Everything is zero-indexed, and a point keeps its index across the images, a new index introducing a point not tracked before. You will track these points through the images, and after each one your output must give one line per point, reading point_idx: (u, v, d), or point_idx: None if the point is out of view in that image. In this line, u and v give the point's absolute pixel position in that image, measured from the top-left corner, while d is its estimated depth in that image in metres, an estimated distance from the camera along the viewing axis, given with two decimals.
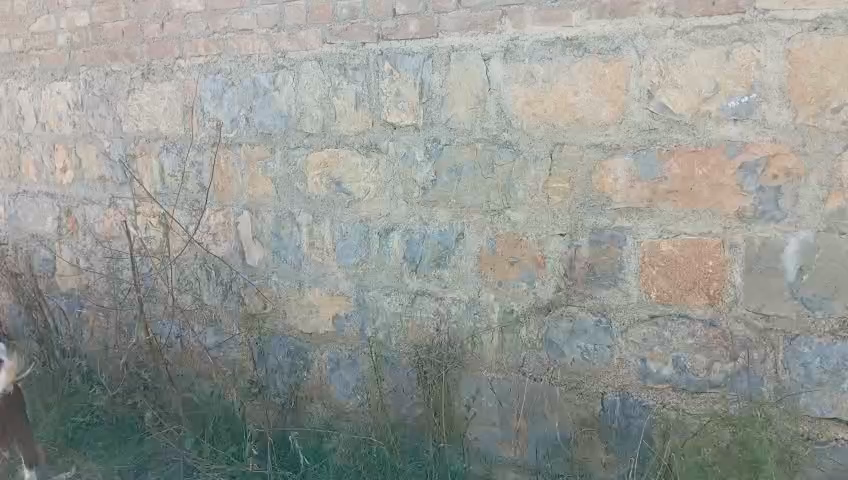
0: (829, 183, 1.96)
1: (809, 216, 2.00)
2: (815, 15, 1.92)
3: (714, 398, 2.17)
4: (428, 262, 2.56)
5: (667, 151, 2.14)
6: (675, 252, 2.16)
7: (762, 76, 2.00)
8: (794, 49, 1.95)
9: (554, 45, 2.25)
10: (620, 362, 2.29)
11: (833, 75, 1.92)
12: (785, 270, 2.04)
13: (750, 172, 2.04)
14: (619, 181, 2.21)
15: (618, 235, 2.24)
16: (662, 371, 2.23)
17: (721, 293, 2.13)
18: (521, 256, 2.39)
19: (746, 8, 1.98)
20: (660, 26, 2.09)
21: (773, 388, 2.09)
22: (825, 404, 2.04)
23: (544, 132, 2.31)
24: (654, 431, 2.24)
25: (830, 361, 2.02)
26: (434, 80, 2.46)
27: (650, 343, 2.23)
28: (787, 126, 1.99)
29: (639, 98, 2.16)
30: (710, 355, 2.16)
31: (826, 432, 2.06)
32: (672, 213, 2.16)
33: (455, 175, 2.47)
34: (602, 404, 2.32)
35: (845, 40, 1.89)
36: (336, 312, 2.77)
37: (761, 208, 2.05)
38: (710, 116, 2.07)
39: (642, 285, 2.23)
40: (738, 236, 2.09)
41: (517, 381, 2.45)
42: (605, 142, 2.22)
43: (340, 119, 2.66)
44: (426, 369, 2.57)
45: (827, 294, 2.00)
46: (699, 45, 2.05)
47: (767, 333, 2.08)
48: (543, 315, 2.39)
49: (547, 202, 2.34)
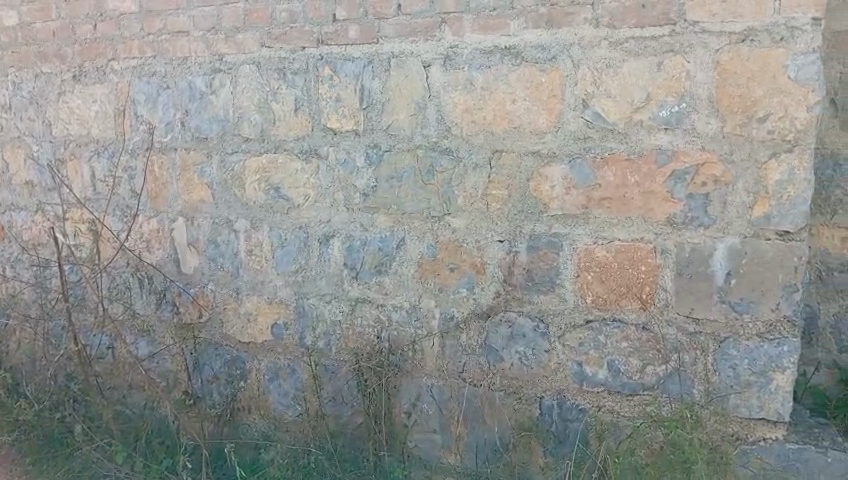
0: (755, 190, 2.04)
1: (736, 222, 2.07)
2: (742, 28, 1.99)
3: (646, 400, 2.22)
4: (369, 269, 2.54)
5: (602, 159, 2.19)
6: (609, 257, 2.21)
7: (692, 86, 2.06)
8: (722, 60, 2.02)
9: (493, 54, 2.28)
10: (557, 367, 2.32)
11: (759, 86, 2.00)
12: (714, 275, 2.11)
13: (680, 180, 2.11)
14: (556, 188, 2.25)
15: (555, 241, 2.28)
16: (597, 375, 2.27)
17: (653, 297, 2.18)
18: (461, 263, 2.40)
19: (677, 20, 2.05)
20: (595, 37, 2.14)
21: (703, 390, 2.16)
22: (753, 405, 2.11)
23: (483, 139, 2.33)
24: (590, 435, 2.28)
25: (757, 362, 2.09)
26: (374, 86, 2.45)
27: (586, 348, 2.27)
28: (716, 136, 2.06)
29: (575, 107, 2.20)
30: (643, 358, 2.21)
31: (755, 432, 2.13)
32: (607, 219, 2.21)
33: (395, 181, 2.47)
34: (540, 408, 2.35)
35: (770, 52, 1.97)
36: (274, 320, 2.72)
37: (691, 215, 2.11)
38: (642, 125, 2.13)
39: (578, 291, 2.27)
40: (669, 241, 2.14)
41: (457, 386, 2.45)
42: (542, 149, 2.26)
43: (279, 124, 2.62)
44: (366, 377, 2.52)
45: (753, 298, 2.08)
46: (632, 56, 2.11)
47: (697, 336, 2.15)
48: (482, 321, 2.41)
49: (486, 209, 2.35)
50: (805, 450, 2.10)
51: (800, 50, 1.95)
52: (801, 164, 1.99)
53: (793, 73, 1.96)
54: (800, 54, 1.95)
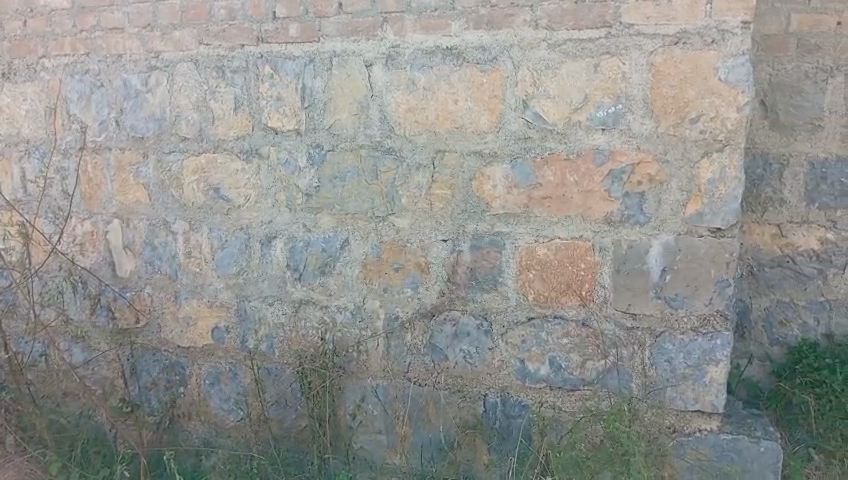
0: (688, 189, 2.10)
1: (670, 220, 2.13)
2: (675, 31, 2.05)
3: (587, 395, 2.26)
4: (312, 271, 2.52)
5: (542, 159, 2.22)
6: (550, 255, 2.25)
7: (628, 88, 2.11)
8: (656, 62, 2.08)
9: (434, 54, 2.29)
10: (501, 364, 2.34)
11: (691, 88, 2.06)
12: (650, 271, 2.16)
13: (617, 180, 2.16)
14: (498, 188, 2.27)
15: (498, 240, 2.30)
16: (539, 371, 2.30)
17: (592, 294, 2.23)
18: (405, 262, 2.40)
19: (613, 23, 2.10)
20: (534, 38, 2.18)
21: (641, 384, 2.21)
22: (690, 397, 2.18)
23: (426, 139, 2.33)
24: (533, 430, 2.31)
25: (693, 356, 2.16)
26: (316, 85, 2.42)
27: (528, 345, 2.30)
28: (651, 136, 2.11)
29: (515, 107, 2.23)
30: (583, 354, 2.25)
31: (690, 423, 2.20)
32: (547, 218, 2.24)
33: (338, 181, 2.45)
34: (484, 405, 2.37)
35: (701, 55, 2.04)
36: (215, 324, 2.66)
37: (627, 214, 2.16)
38: (581, 126, 2.17)
39: (520, 288, 2.30)
40: (607, 239, 2.19)
41: (402, 386, 2.45)
42: (484, 149, 2.28)
43: (218, 123, 2.57)
44: (310, 379, 2.49)
45: (688, 293, 2.15)
46: (570, 57, 2.15)
47: (634, 331, 2.20)
48: (427, 320, 2.41)
49: (429, 208, 2.36)
50: (738, 440, 2.16)
51: (730, 52, 2.02)
52: (731, 164, 2.06)
53: (723, 74, 2.03)
54: (730, 56, 2.02)
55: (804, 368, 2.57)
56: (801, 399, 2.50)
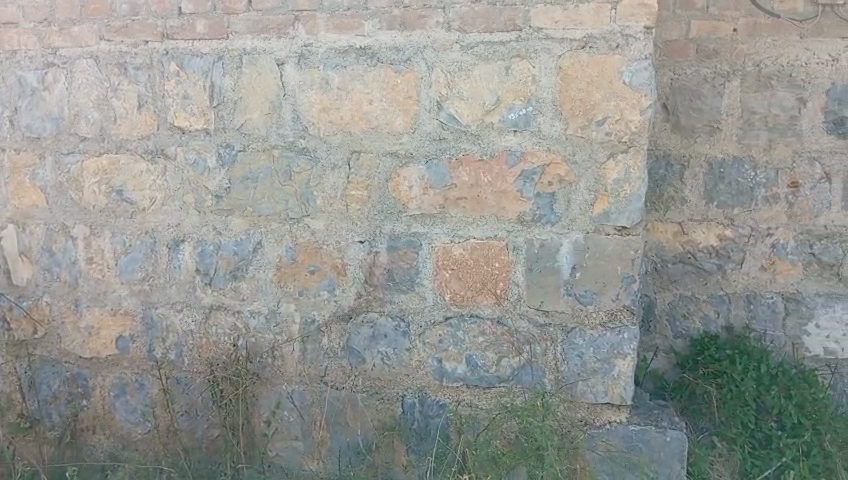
0: (596, 189, 2.17)
1: (579, 219, 2.19)
2: (582, 35, 2.12)
3: (502, 392, 2.30)
4: (223, 274, 2.44)
5: (456, 160, 2.24)
6: (465, 255, 2.27)
7: (538, 90, 2.16)
8: (564, 66, 2.14)
9: (348, 53, 2.27)
10: (418, 364, 2.35)
11: (598, 91, 2.13)
12: (561, 269, 2.22)
13: (528, 180, 2.20)
14: (414, 189, 2.27)
15: (414, 241, 2.30)
16: (456, 370, 2.32)
17: (506, 293, 2.26)
18: (321, 265, 2.37)
19: (522, 27, 2.15)
20: (447, 40, 2.20)
21: (553, 379, 2.26)
22: (600, 391, 2.25)
23: (341, 139, 2.31)
24: (451, 429, 2.32)
25: (602, 350, 2.23)
26: (225, 83, 2.36)
27: (446, 344, 2.32)
28: (560, 137, 2.17)
29: (430, 108, 2.23)
30: (498, 351, 2.29)
31: (601, 416, 2.27)
32: (462, 218, 2.26)
33: (250, 182, 2.39)
34: (402, 406, 2.36)
35: (607, 58, 2.11)
36: (120, 333, 2.55)
37: (539, 213, 2.21)
38: (493, 127, 2.20)
39: (436, 288, 2.31)
40: (520, 238, 2.23)
41: (319, 390, 2.42)
42: (399, 150, 2.27)
43: (120, 122, 2.45)
44: (221, 387, 2.42)
45: (596, 289, 2.21)
46: (482, 59, 2.18)
47: (546, 328, 2.25)
48: (344, 323, 2.39)
49: (345, 209, 2.34)
50: (645, 431, 2.24)
51: (634, 57, 2.10)
52: (635, 164, 2.14)
53: (628, 78, 2.11)
54: (634, 60, 2.10)
55: (707, 359, 2.71)
56: (704, 389, 2.63)
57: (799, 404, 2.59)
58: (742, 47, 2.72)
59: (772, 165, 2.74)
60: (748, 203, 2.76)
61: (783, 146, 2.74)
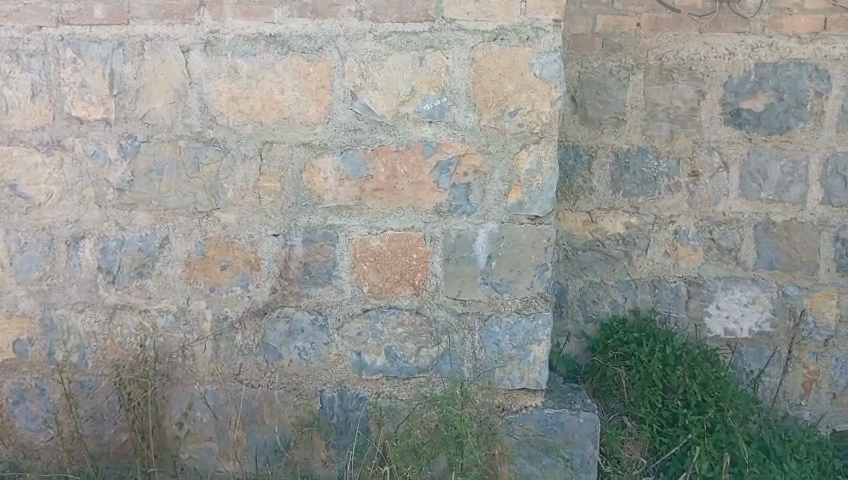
0: (510, 179, 2.20)
1: (494, 209, 2.22)
2: (493, 27, 2.14)
3: (422, 383, 2.31)
4: (128, 272, 2.33)
5: (372, 150, 2.22)
6: (383, 247, 2.25)
7: (451, 81, 2.17)
8: (477, 57, 2.15)
9: (257, 41, 2.20)
10: (337, 358, 2.32)
11: (510, 83, 2.15)
12: (477, 259, 2.24)
13: (444, 170, 2.21)
14: (329, 180, 2.24)
15: (331, 233, 2.27)
16: (375, 362, 2.31)
17: (424, 283, 2.27)
18: (233, 260, 2.30)
19: (435, 17, 2.15)
20: (359, 29, 2.17)
21: (471, 367, 2.29)
22: (516, 376, 2.29)
23: (252, 129, 2.24)
24: (370, 422, 2.31)
25: (517, 337, 2.27)
26: (127, 71, 2.24)
27: (364, 337, 2.30)
28: (474, 128, 2.18)
29: (343, 99, 2.20)
30: (417, 342, 2.29)
31: (517, 401, 2.31)
32: (379, 209, 2.24)
33: (155, 175, 2.28)
34: (321, 401, 2.33)
35: (518, 50, 2.14)
36: (16, 336, 2.38)
37: (454, 204, 2.22)
38: (408, 118, 2.19)
39: (354, 281, 2.28)
40: (437, 229, 2.24)
41: (234, 389, 2.35)
42: (313, 141, 2.23)
43: (12, 113, 2.28)
44: (129, 389, 2.30)
45: (512, 278, 2.25)
46: (395, 49, 2.17)
47: (464, 317, 2.28)
48: (259, 319, 2.33)
49: (258, 202, 2.27)
50: (560, 414, 2.31)
51: (544, 49, 2.14)
52: (547, 155, 2.19)
53: (538, 70, 2.15)
54: (543, 53, 2.14)
55: (616, 342, 2.82)
56: (613, 371, 2.74)
57: (702, 382, 2.73)
58: (645, 41, 2.83)
59: (674, 155, 2.88)
60: (651, 192, 2.89)
61: (684, 137, 2.87)
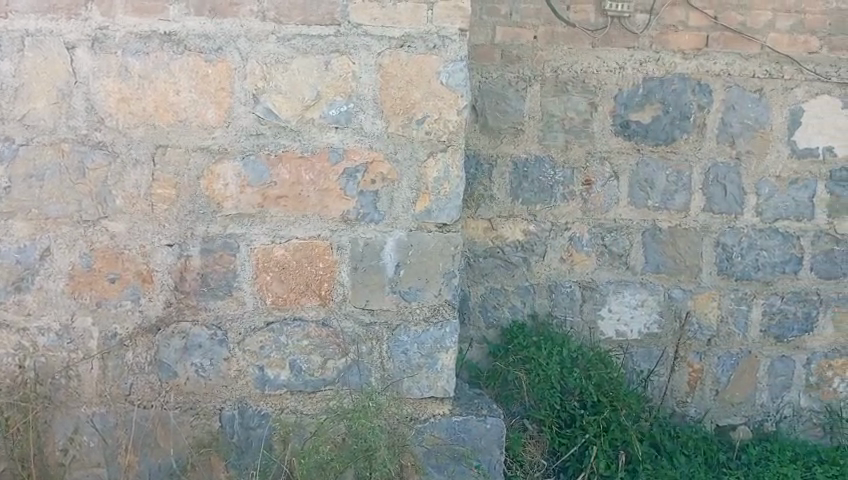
0: (418, 186, 2.19)
1: (403, 217, 2.20)
2: (400, 33, 2.13)
3: (329, 396, 2.24)
4: (4, 286, 2.12)
5: (275, 156, 2.14)
6: (287, 256, 2.18)
7: (358, 87, 2.13)
8: (384, 63, 2.13)
9: (151, 39, 2.07)
10: (237, 374, 2.21)
11: (417, 90, 2.15)
12: (385, 267, 2.21)
13: (351, 178, 2.16)
14: (229, 187, 2.13)
15: (231, 242, 2.16)
16: (279, 377, 2.22)
17: (331, 293, 2.21)
18: (123, 272, 2.15)
19: (341, 21, 2.11)
20: (262, 31, 2.10)
21: (380, 377, 2.25)
22: (424, 385, 2.27)
23: (144, 132, 2.10)
24: (274, 439, 2.22)
25: (425, 345, 2.25)
26: (4, 67, 2.04)
27: (267, 351, 2.21)
28: (382, 135, 2.16)
29: (245, 102, 2.11)
30: (324, 354, 2.22)
31: (426, 410, 2.29)
32: (283, 217, 2.17)
33: (35, 180, 2.09)
34: (220, 420, 2.22)
35: (425, 58, 2.14)
36: None
37: (362, 212, 2.18)
38: (313, 123, 2.13)
39: (257, 292, 2.19)
40: (344, 238, 2.19)
41: (124, 411, 2.18)
42: (212, 145, 2.12)
43: None
44: (7, 414, 2.07)
45: (420, 286, 2.24)
46: (299, 53, 2.11)
47: (372, 327, 2.24)
48: (152, 334, 2.18)
49: (150, 210, 2.13)
50: (467, 420, 2.31)
51: (451, 58, 2.15)
52: (454, 163, 2.19)
53: (445, 79, 2.15)
54: (450, 61, 2.15)
55: (516, 347, 2.88)
56: (515, 375, 2.79)
57: (597, 383, 2.84)
58: (542, 54, 2.92)
59: (568, 164, 2.98)
60: (549, 200, 2.98)
61: (578, 147, 2.98)
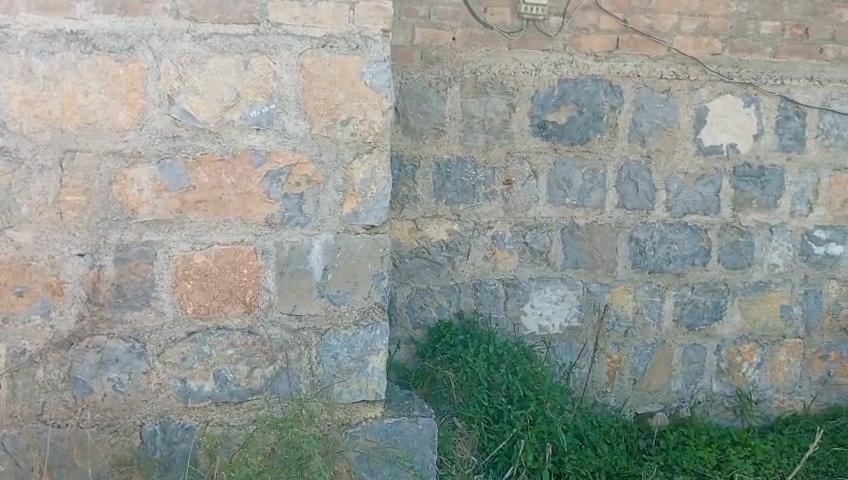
0: (344, 188, 2.16)
1: (329, 220, 2.17)
2: (322, 33, 2.09)
3: (257, 405, 2.18)
4: None
5: (193, 159, 2.06)
6: (209, 263, 2.10)
7: (279, 88, 2.08)
8: (306, 63, 2.09)
9: (56, 39, 1.96)
10: (158, 388, 2.11)
11: (340, 91, 2.12)
12: (312, 271, 2.17)
13: (275, 180, 2.11)
14: (144, 192, 2.04)
15: (148, 250, 2.07)
16: (202, 389, 2.14)
17: (256, 300, 2.15)
18: (31, 285, 2.02)
19: (259, 20, 2.06)
20: (176, 29, 2.01)
21: (309, 384, 2.20)
22: (355, 389, 2.24)
23: (50, 136, 1.98)
24: (199, 453, 2.13)
25: (356, 349, 2.22)
26: None
27: (190, 362, 2.12)
28: (306, 137, 2.12)
29: (159, 103, 2.02)
30: (250, 363, 2.16)
31: (357, 414, 2.27)
32: (203, 223, 2.09)
33: None
34: (141, 436, 2.11)
35: (348, 58, 2.11)
36: None
37: (287, 215, 2.13)
38: (233, 125, 2.07)
39: (177, 301, 2.10)
40: (269, 242, 2.13)
41: (35, 432, 2.05)
42: (125, 149, 2.02)
43: None
44: None
45: (348, 289, 2.20)
46: (217, 52, 2.04)
47: (301, 333, 2.19)
48: (64, 350, 2.06)
49: (59, 218, 2.01)
50: (399, 422, 2.29)
51: (374, 58, 2.13)
52: (380, 164, 2.17)
53: (369, 79, 2.13)
54: (373, 62, 2.13)
55: (444, 346, 2.92)
56: (443, 374, 2.83)
57: (523, 378, 2.89)
58: (461, 56, 2.95)
59: (489, 164, 3.03)
60: (471, 200, 3.02)
61: (498, 147, 3.03)
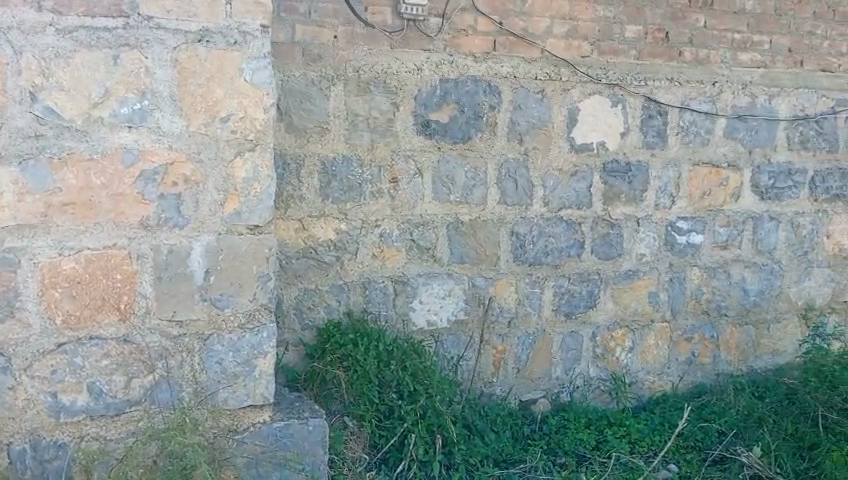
0: (224, 188, 2.10)
1: (210, 221, 2.09)
2: (197, 28, 2.02)
3: (136, 417, 2.07)
4: None
5: (59, 159, 1.93)
6: (79, 270, 1.97)
7: (153, 84, 1.99)
8: (180, 59, 2.01)
9: None
10: (26, 404, 1.97)
11: (219, 87, 2.05)
12: (193, 274, 2.09)
13: (150, 181, 2.01)
14: (5, 195, 1.90)
15: (9, 257, 1.92)
16: (76, 403, 2.01)
17: (132, 307, 2.04)
18: None
19: (129, 13, 1.96)
20: (37, 22, 1.88)
21: (192, 392, 2.12)
22: (242, 394, 2.18)
23: None
24: (75, 470, 2.01)
25: (242, 353, 2.16)
26: None
27: (60, 375, 1.99)
28: (183, 135, 2.03)
29: (20, 100, 1.89)
30: (127, 373, 2.05)
31: (244, 420, 2.20)
32: (71, 227, 1.96)
33: None
34: (8, 456, 1.96)
35: (225, 54, 2.05)
36: None
37: (163, 217, 2.04)
38: (103, 123, 1.95)
39: (45, 311, 1.96)
40: (145, 245, 2.03)
41: None
42: None
43: None
44: None
45: (231, 292, 2.14)
46: (83, 46, 1.92)
47: (181, 339, 2.10)
48: None
49: None
50: (289, 425, 2.24)
51: (253, 55, 2.08)
52: (263, 163, 2.13)
53: (248, 76, 2.08)
54: (253, 58, 2.08)
55: (333, 346, 2.88)
56: (333, 373, 2.79)
57: (412, 373, 2.92)
58: (343, 54, 2.95)
59: (375, 163, 3.04)
60: (357, 198, 3.02)
61: (383, 146, 3.05)
